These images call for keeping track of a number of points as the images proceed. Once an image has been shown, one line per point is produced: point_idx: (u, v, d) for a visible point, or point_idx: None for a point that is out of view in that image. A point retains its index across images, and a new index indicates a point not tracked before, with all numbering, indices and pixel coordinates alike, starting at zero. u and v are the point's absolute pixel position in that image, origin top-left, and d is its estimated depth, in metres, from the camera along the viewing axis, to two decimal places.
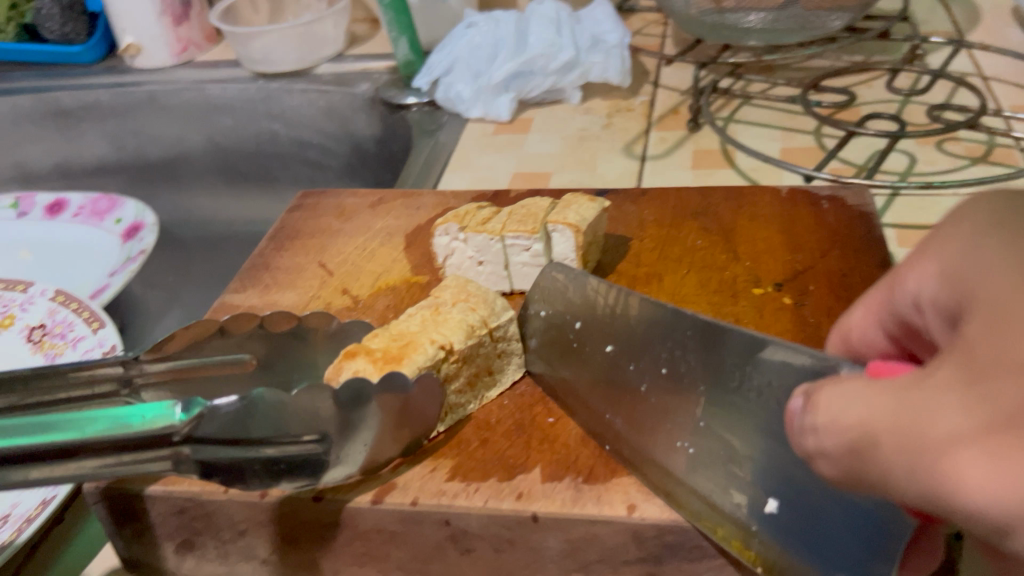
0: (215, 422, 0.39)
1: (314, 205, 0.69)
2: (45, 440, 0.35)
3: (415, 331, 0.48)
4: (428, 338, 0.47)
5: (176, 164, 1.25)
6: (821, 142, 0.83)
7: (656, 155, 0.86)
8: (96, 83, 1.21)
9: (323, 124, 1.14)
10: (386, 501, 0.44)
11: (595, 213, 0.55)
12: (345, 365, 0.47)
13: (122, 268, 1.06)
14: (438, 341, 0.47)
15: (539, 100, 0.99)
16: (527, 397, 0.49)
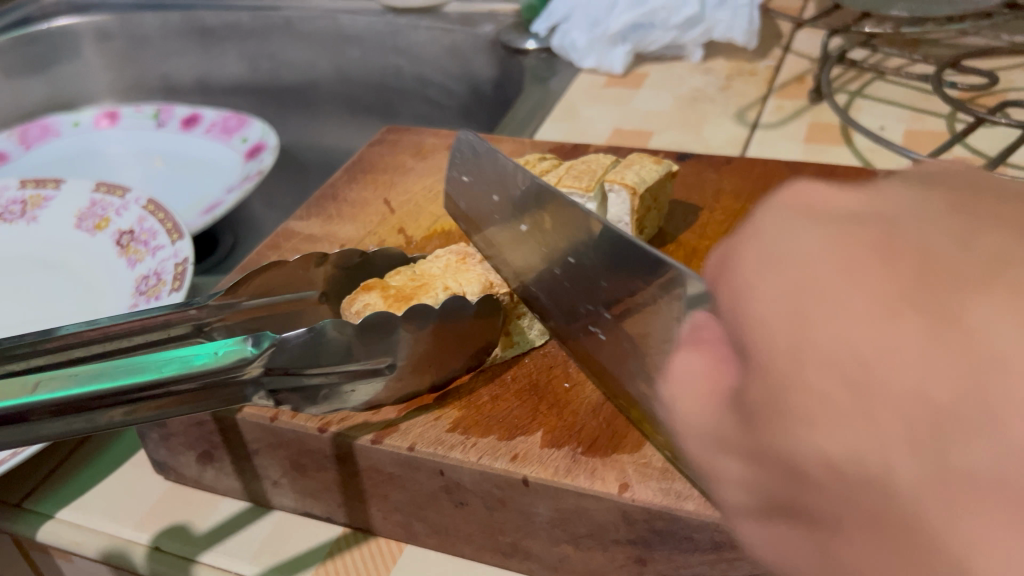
0: (288, 352, 0.40)
1: (394, 141, 0.69)
2: (107, 387, 0.35)
3: (434, 275, 0.48)
4: (444, 283, 0.47)
5: (306, 90, 1.28)
6: (952, 128, 0.76)
7: (769, 123, 0.81)
8: (239, 5, 1.25)
9: (445, 63, 1.14)
10: (384, 442, 0.43)
11: (657, 176, 0.52)
12: (358, 298, 0.47)
13: (238, 186, 1.10)
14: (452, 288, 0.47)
15: (658, 56, 0.95)
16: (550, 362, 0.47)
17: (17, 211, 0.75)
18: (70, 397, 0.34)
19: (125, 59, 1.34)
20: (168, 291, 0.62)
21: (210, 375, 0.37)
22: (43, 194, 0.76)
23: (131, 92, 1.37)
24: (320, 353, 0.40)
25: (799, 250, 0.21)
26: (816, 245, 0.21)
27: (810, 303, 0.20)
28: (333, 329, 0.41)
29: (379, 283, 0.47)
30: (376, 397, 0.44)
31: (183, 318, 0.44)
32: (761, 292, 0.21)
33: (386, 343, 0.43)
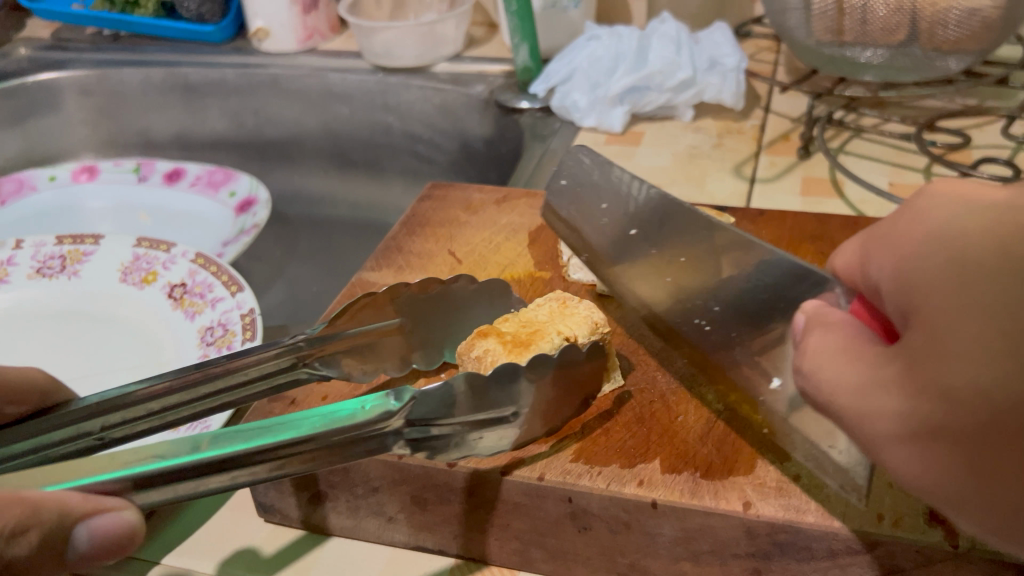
0: (426, 401, 0.41)
1: (443, 197, 0.73)
2: (263, 443, 0.37)
3: (542, 321, 0.52)
4: (555, 329, 0.50)
5: (291, 144, 1.31)
6: (931, 182, 0.84)
7: (765, 178, 0.89)
8: (224, 62, 1.27)
9: (436, 120, 1.18)
10: (515, 473, 0.47)
11: (722, 228, 0.57)
12: (477, 344, 0.50)
13: (235, 240, 1.12)
14: (563, 332, 0.50)
15: (650, 115, 1.02)
16: (650, 395, 0.52)
17: (56, 266, 0.76)
18: (228, 454, 0.36)
19: (102, 114, 1.34)
20: (240, 341, 0.64)
21: (356, 429, 0.39)
22: (82, 249, 0.77)
23: (107, 147, 1.37)
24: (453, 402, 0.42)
25: (953, 234, 0.34)
26: (958, 227, 0.34)
27: (951, 257, 0.33)
28: (465, 381, 0.42)
29: (492, 330, 0.51)
30: (502, 444, 0.45)
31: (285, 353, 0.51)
32: (920, 266, 0.34)
33: (510, 392, 0.44)
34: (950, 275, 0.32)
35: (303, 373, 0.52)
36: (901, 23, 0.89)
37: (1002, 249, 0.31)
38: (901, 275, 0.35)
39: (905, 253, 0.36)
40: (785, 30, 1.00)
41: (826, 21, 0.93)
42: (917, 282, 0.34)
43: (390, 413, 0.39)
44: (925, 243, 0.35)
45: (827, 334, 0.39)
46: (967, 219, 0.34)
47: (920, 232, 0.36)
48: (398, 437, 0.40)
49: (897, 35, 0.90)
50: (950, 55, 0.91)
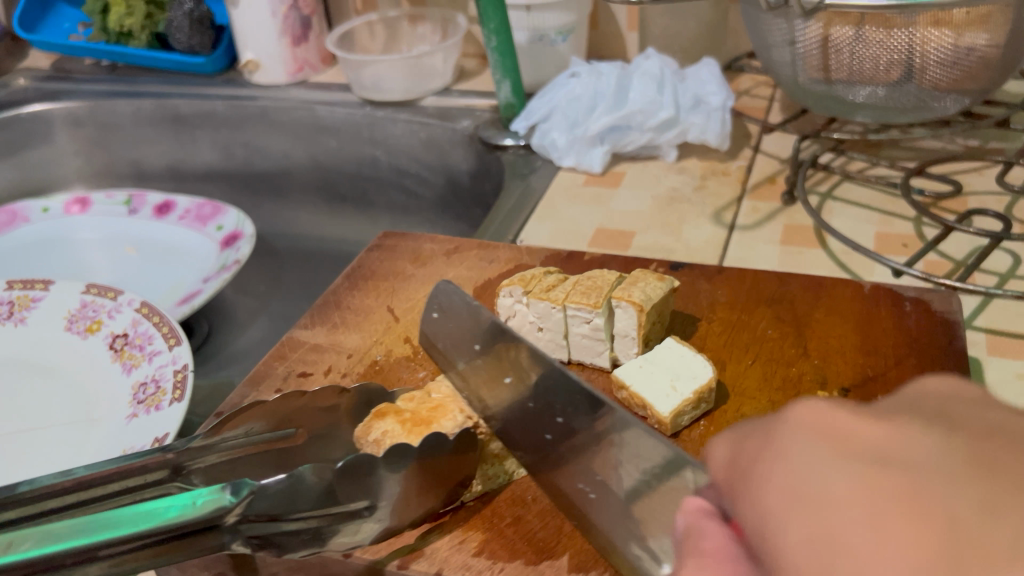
0: (267, 497, 0.41)
1: (393, 247, 0.70)
2: (77, 544, 0.38)
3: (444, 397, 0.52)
4: (457, 406, 0.50)
5: (281, 177, 1.29)
6: (920, 232, 0.79)
7: (745, 225, 0.85)
8: (214, 94, 1.26)
9: (422, 155, 1.16)
10: (411, 567, 0.44)
11: (661, 293, 0.54)
12: (373, 425, 0.50)
13: (214, 276, 1.11)
14: (465, 411, 0.50)
15: (634, 154, 0.98)
16: None
17: (3, 312, 0.75)
18: (37, 556, 0.37)
19: (96, 145, 1.34)
20: (168, 401, 0.61)
21: (181, 526, 0.39)
22: (31, 295, 0.75)
23: (102, 177, 1.37)
24: (299, 497, 0.43)
25: (844, 486, 0.25)
26: (848, 479, 0.25)
27: (845, 523, 0.24)
28: (312, 471, 0.43)
29: (390, 409, 0.50)
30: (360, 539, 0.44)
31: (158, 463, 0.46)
32: (797, 527, 0.25)
33: (365, 485, 0.45)
34: (832, 512, 0.24)
35: (175, 485, 0.45)
36: (895, 60, 0.84)
37: (918, 516, 0.22)
38: (765, 537, 0.26)
39: (762, 497, 0.27)
40: (774, 66, 0.96)
41: (812, 59, 0.89)
42: (787, 513, 0.26)
43: (220, 508, 0.40)
44: (798, 497, 0.26)
45: (695, 562, 0.29)
46: (860, 469, 0.25)
47: (787, 479, 0.27)
48: (236, 535, 0.41)
49: (891, 72, 0.85)
50: (947, 95, 0.87)
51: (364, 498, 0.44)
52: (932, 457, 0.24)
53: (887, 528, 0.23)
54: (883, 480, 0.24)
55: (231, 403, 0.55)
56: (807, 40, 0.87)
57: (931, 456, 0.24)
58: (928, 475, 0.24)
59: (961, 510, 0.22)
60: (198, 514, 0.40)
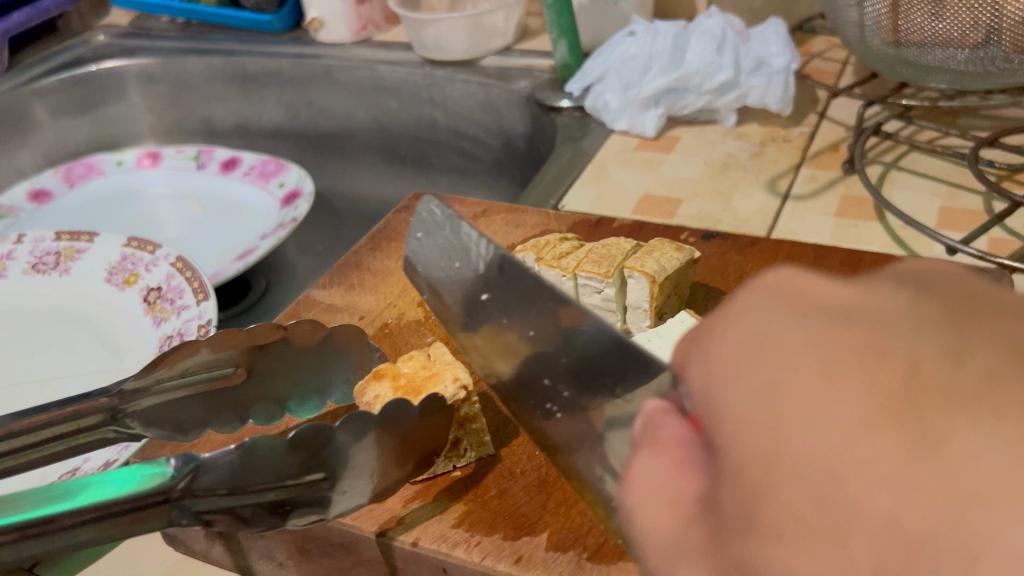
0: (214, 472, 0.41)
1: (421, 209, 0.69)
2: (33, 517, 0.38)
3: (445, 362, 0.52)
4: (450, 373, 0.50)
5: (344, 136, 1.29)
6: (989, 206, 0.74)
7: (800, 195, 0.80)
8: (280, 52, 1.27)
9: (480, 117, 1.14)
10: (389, 535, 0.45)
11: (677, 264, 0.51)
12: (370, 387, 0.51)
13: (272, 233, 1.12)
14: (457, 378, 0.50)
15: (691, 119, 0.94)
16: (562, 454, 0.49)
17: (50, 262, 0.77)
18: (2, 523, 0.37)
19: (168, 101, 1.37)
20: None
21: (138, 499, 0.39)
22: (77, 246, 0.77)
23: (174, 133, 1.41)
24: (256, 469, 0.41)
25: (764, 431, 0.21)
26: (800, 335, 0.23)
27: (807, 391, 0.21)
28: (262, 444, 0.41)
29: (389, 371, 0.51)
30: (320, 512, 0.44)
31: (90, 409, 0.46)
32: (746, 379, 0.23)
33: (322, 456, 0.43)
34: (789, 368, 0.22)
35: (112, 430, 0.47)
36: (976, 23, 0.77)
37: (860, 364, 0.21)
38: (711, 393, 0.24)
39: (724, 365, 0.24)
40: (844, 28, 0.90)
41: (882, 21, 0.84)
42: (735, 354, 0.24)
43: (173, 482, 0.39)
44: (749, 346, 0.23)
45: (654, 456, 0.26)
46: (816, 322, 0.23)
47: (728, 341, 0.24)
48: (183, 511, 0.40)
49: (973, 36, 0.78)
50: None
51: (318, 470, 0.43)
52: (908, 310, 0.22)
53: (842, 402, 0.21)
54: (841, 332, 0.22)
55: None
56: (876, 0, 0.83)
57: (906, 307, 0.22)
58: (894, 323, 0.22)
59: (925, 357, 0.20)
60: (147, 487, 0.39)
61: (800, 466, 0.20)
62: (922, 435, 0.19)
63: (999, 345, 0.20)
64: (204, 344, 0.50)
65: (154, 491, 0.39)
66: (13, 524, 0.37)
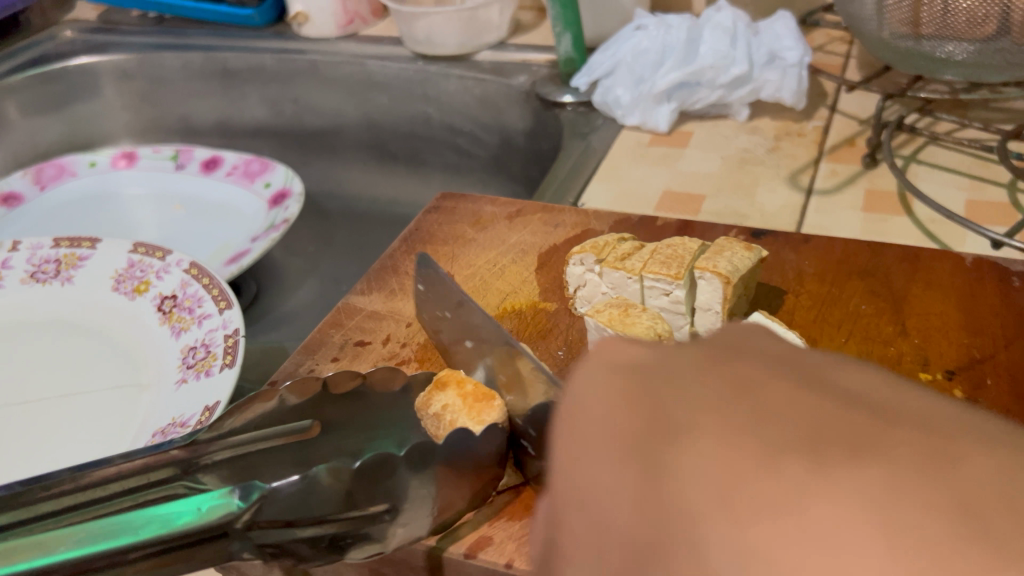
0: (278, 503, 0.43)
1: (452, 209, 0.66)
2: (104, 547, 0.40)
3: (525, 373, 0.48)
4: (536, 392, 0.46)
5: (331, 133, 1.26)
6: (1015, 199, 0.73)
7: (823, 189, 0.79)
8: (262, 47, 1.23)
9: (476, 113, 1.12)
10: (479, 557, 0.43)
11: (749, 264, 0.49)
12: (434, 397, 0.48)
13: (263, 236, 1.08)
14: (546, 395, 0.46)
15: (702, 113, 0.93)
16: None
17: (51, 270, 0.72)
18: (76, 556, 0.39)
19: (144, 98, 1.32)
20: (219, 366, 0.58)
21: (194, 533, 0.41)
22: (79, 253, 0.73)
23: (150, 132, 1.36)
24: (312, 503, 0.43)
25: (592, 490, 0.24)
26: (609, 412, 0.25)
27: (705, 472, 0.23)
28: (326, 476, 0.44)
29: (453, 378, 0.48)
30: (383, 546, 0.44)
31: (161, 462, 0.45)
32: (573, 454, 0.26)
33: (383, 489, 0.44)
34: (602, 434, 0.25)
35: (182, 485, 0.43)
36: (991, 14, 0.76)
37: (650, 443, 0.24)
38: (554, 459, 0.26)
39: (562, 438, 0.26)
40: (856, 22, 0.89)
41: (901, 12, 0.82)
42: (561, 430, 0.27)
43: (230, 515, 0.42)
44: (574, 420, 0.26)
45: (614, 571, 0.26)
46: (614, 395, 0.26)
47: (591, 422, 0.26)
48: (245, 543, 0.42)
49: (985, 27, 0.78)
50: None
51: (380, 503, 0.44)
52: (676, 378, 0.26)
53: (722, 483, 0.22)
54: (639, 409, 0.25)
55: (286, 371, 0.53)
56: None
57: (680, 375, 0.26)
58: (676, 393, 0.25)
59: (705, 440, 0.23)
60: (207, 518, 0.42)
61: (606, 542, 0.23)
62: (691, 513, 0.22)
63: (764, 417, 0.23)
64: (282, 394, 0.49)
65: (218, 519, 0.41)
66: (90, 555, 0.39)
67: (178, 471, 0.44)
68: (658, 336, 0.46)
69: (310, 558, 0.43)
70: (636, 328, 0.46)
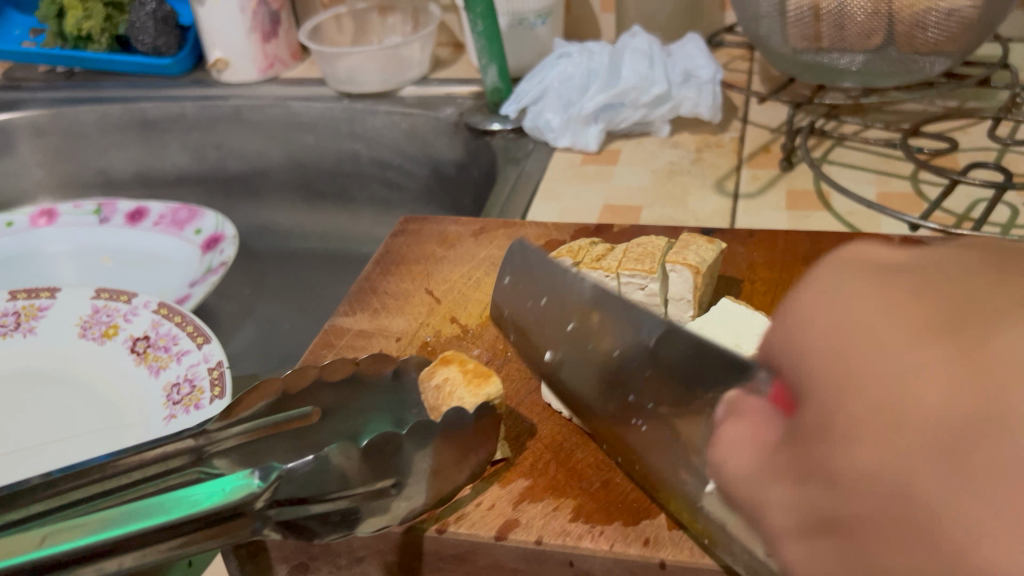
0: (291, 482, 0.43)
1: (417, 231, 0.69)
2: (126, 530, 0.39)
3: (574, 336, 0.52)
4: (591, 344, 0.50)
5: (258, 177, 1.27)
6: (920, 189, 0.81)
7: (748, 194, 0.85)
8: (183, 96, 1.23)
9: (405, 146, 1.15)
10: (510, 538, 0.46)
11: (713, 255, 0.55)
12: (438, 371, 0.53)
13: (202, 281, 1.08)
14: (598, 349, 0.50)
15: (626, 132, 0.99)
16: None
17: (9, 324, 0.72)
18: (101, 539, 0.39)
19: (58, 154, 1.30)
20: (208, 399, 0.59)
21: (217, 513, 0.41)
22: (38, 303, 0.73)
23: (67, 187, 1.33)
24: (326, 479, 0.44)
25: (927, 427, 0.21)
26: (938, 352, 0.22)
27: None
28: (337, 453, 0.45)
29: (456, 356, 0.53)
30: (388, 522, 0.46)
31: (178, 449, 0.46)
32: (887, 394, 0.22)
33: (391, 463, 0.45)
34: (938, 372, 0.22)
35: (198, 471, 0.44)
36: (884, 26, 0.85)
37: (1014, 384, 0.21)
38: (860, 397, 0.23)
39: (879, 373, 0.23)
40: (759, 39, 0.97)
41: (801, 29, 0.90)
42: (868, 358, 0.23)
43: (251, 492, 0.42)
44: (885, 355, 0.23)
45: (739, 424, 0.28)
46: (945, 333, 0.22)
47: (905, 352, 0.23)
48: (266, 520, 0.43)
49: (878, 38, 0.87)
50: (930, 57, 0.89)
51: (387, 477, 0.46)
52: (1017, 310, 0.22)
53: None
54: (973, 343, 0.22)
55: None
56: (797, 10, 0.88)
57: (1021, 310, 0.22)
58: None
59: None
60: (230, 496, 0.42)
61: (961, 484, 0.20)
62: None
63: None
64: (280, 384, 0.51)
65: (238, 497, 0.42)
66: (111, 539, 0.39)
67: (189, 461, 0.46)
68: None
69: (321, 534, 0.44)
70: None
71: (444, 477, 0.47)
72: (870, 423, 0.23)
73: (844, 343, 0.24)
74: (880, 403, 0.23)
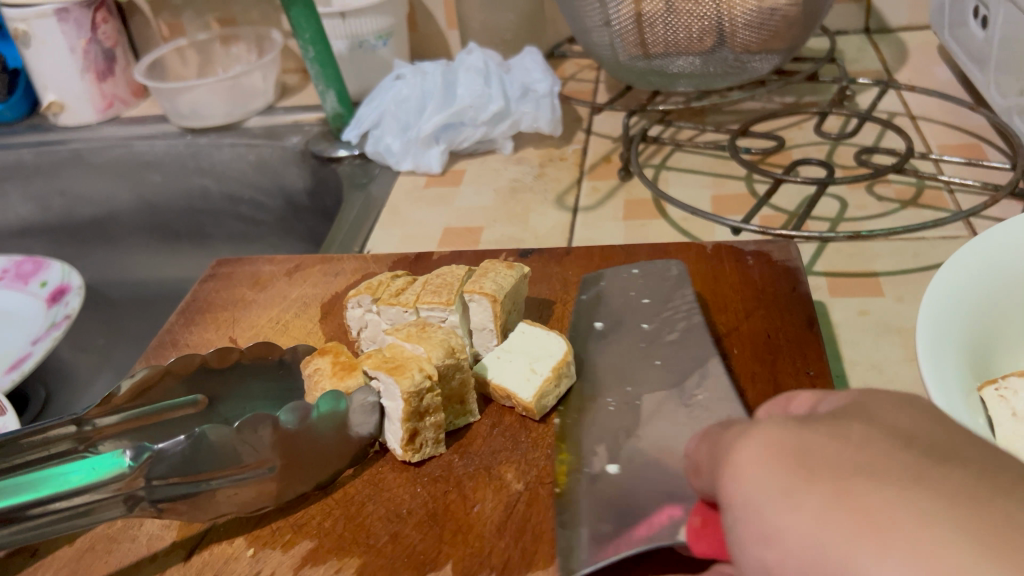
0: (166, 462, 0.45)
1: (229, 274, 0.66)
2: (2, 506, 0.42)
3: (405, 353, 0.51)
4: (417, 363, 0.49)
5: (107, 222, 1.21)
6: (752, 189, 0.82)
7: (587, 207, 0.84)
8: (18, 143, 1.17)
9: (254, 178, 1.11)
10: None
11: (512, 281, 0.54)
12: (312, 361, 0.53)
13: (44, 337, 1.02)
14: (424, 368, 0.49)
15: (471, 151, 0.98)
16: (514, 461, 0.49)
17: None
18: None
19: None
20: None
21: (93, 491, 0.44)
22: None
23: None
24: (201, 460, 0.45)
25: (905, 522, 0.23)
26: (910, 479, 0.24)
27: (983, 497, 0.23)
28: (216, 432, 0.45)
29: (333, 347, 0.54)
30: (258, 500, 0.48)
31: (61, 435, 0.48)
32: (873, 498, 0.24)
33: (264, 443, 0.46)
34: (909, 494, 0.24)
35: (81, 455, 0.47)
36: (706, 28, 0.85)
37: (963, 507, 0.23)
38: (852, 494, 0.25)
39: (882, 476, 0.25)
40: (593, 49, 0.97)
41: (628, 37, 0.89)
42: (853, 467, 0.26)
43: (121, 475, 0.44)
44: (874, 470, 0.25)
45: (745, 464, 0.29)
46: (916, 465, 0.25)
47: (897, 474, 0.25)
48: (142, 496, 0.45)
49: (704, 42, 0.87)
50: (758, 56, 0.89)
51: (265, 459, 0.47)
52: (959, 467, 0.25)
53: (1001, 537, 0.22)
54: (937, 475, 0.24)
55: None
56: (621, 18, 0.88)
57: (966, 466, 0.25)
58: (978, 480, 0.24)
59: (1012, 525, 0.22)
60: (102, 477, 0.44)
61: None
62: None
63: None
64: (168, 369, 0.53)
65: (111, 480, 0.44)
66: None
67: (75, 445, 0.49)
68: (452, 349, 0.51)
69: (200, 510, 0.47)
70: (430, 341, 0.51)
71: (251, 495, 0.47)
72: (862, 499, 0.24)
73: (839, 457, 0.26)
74: (879, 494, 0.24)
